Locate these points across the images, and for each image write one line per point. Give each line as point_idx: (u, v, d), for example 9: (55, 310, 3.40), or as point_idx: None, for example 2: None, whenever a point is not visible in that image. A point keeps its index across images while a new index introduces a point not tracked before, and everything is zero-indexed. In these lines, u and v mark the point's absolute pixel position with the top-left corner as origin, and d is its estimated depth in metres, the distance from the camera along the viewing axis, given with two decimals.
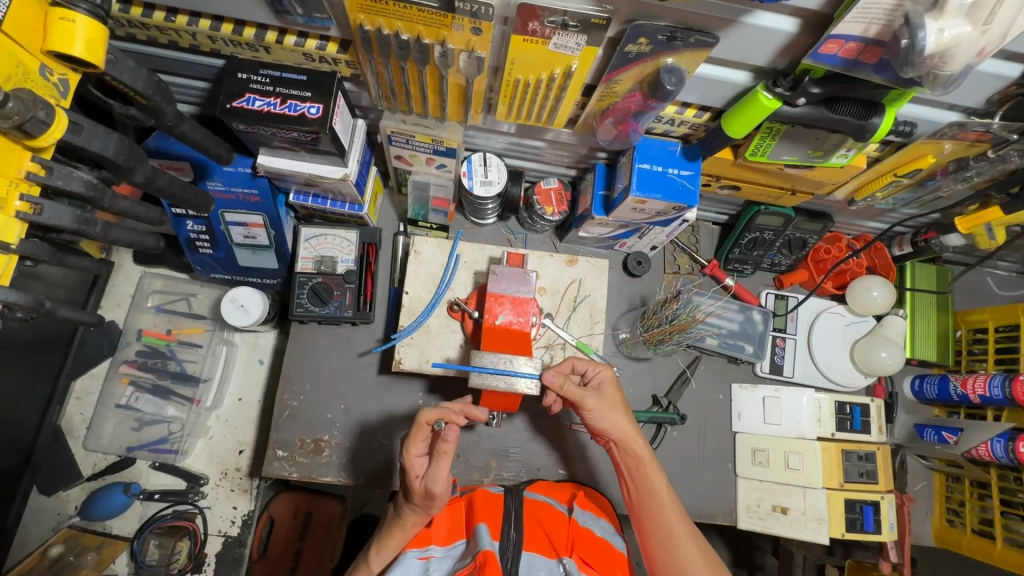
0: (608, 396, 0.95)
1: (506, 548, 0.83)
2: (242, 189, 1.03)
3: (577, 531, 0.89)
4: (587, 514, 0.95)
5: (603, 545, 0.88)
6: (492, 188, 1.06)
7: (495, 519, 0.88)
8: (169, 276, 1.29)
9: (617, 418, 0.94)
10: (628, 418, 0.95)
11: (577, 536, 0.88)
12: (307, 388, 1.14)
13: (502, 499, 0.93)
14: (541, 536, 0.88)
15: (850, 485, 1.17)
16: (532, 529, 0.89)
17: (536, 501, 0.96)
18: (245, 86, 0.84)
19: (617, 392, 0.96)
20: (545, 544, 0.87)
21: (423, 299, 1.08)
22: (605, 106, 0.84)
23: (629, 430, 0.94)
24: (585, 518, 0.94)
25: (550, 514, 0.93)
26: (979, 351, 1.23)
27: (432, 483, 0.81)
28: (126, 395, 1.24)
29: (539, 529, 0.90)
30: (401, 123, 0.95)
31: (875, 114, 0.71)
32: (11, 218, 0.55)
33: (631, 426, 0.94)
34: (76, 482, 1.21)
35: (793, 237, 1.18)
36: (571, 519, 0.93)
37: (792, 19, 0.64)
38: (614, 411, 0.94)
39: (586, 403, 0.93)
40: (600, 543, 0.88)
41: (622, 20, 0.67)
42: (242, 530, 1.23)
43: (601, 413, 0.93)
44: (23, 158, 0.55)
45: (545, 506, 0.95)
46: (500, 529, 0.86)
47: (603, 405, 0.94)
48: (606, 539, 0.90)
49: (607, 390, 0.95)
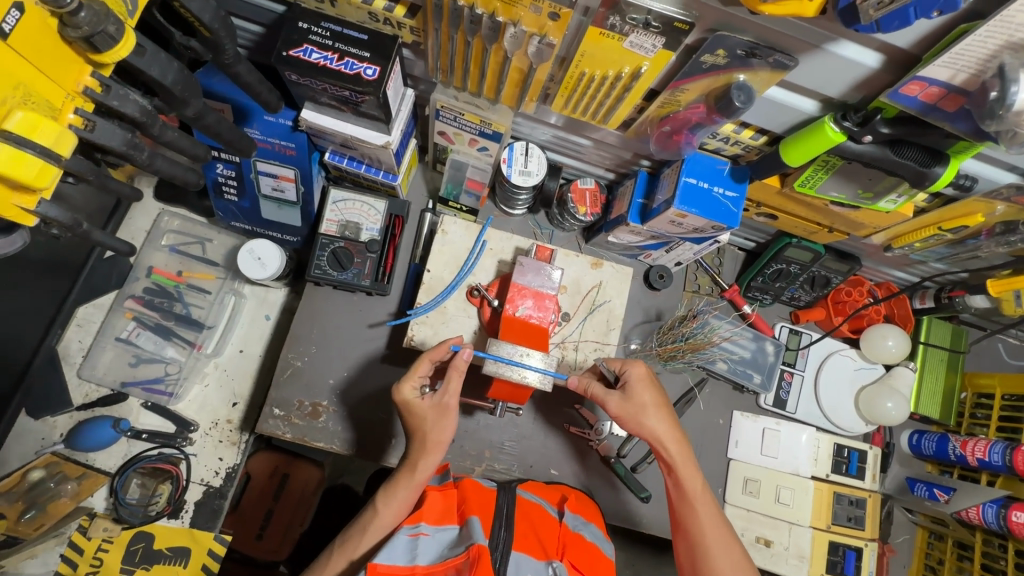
0: (650, 402, 0.93)
1: (496, 546, 0.84)
2: (279, 141, 1.00)
3: (568, 536, 0.90)
4: (577, 518, 0.96)
5: (591, 550, 0.90)
6: (530, 179, 1.06)
7: (486, 513, 0.89)
8: (187, 217, 1.28)
9: (658, 422, 0.93)
10: (669, 419, 0.94)
11: (567, 540, 0.89)
12: (313, 351, 1.13)
13: (495, 495, 0.94)
14: (532, 537, 0.88)
15: (837, 527, 1.18)
16: (523, 527, 0.89)
17: (528, 500, 0.96)
18: (305, 36, 0.82)
19: (651, 389, 0.94)
20: (536, 545, 0.87)
21: (444, 279, 1.07)
22: (665, 113, 0.83)
23: (666, 433, 0.93)
24: (575, 523, 0.94)
25: (543, 518, 0.93)
26: (982, 416, 1.23)
27: (446, 395, 0.92)
28: (128, 329, 1.23)
29: (531, 528, 0.90)
30: (454, 99, 0.93)
31: (939, 164, 0.71)
32: (66, 130, 0.53)
33: (663, 425, 0.93)
34: (65, 409, 1.19)
35: (817, 274, 1.19)
36: (562, 522, 0.93)
37: (877, 55, 0.62)
38: (644, 412, 0.93)
39: (620, 408, 0.94)
40: (589, 549, 0.90)
41: (704, 29, 0.66)
42: (224, 482, 1.22)
43: (631, 417, 0.93)
44: (82, 72, 0.54)
45: (537, 507, 0.94)
46: (491, 526, 0.86)
47: (631, 407, 0.93)
48: (595, 545, 0.91)
49: (653, 395, 0.94)
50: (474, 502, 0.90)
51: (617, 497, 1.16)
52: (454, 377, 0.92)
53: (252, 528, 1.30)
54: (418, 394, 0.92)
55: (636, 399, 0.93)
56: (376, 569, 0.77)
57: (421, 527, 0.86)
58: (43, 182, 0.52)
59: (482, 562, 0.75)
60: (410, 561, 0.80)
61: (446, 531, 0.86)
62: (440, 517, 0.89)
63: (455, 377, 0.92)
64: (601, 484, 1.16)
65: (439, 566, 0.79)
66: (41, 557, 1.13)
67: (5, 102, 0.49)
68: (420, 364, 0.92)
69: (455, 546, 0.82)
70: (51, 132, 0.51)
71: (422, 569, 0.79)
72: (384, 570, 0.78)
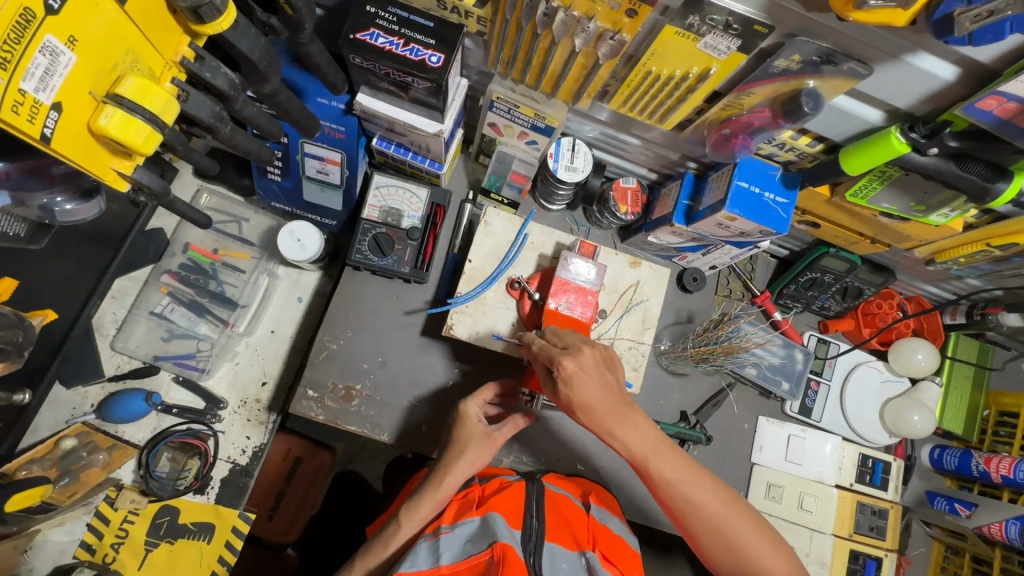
0: (581, 387, 0.80)
1: (529, 536, 0.83)
2: (331, 124, 1.01)
3: (596, 527, 0.91)
4: (603, 511, 0.97)
5: (619, 542, 0.91)
6: (576, 175, 1.06)
7: (514, 508, 0.88)
8: (224, 195, 1.28)
9: (604, 410, 0.81)
10: (605, 395, 0.81)
11: (597, 532, 0.90)
12: (348, 335, 1.14)
13: (523, 484, 0.94)
14: (563, 528, 0.88)
15: (858, 536, 1.19)
16: (553, 520, 0.89)
17: (555, 492, 0.96)
18: (371, 20, 0.83)
19: (587, 370, 0.80)
20: (567, 536, 0.87)
21: (485, 270, 1.07)
22: (726, 116, 0.84)
23: (605, 415, 0.81)
24: (601, 515, 0.96)
25: (571, 509, 0.93)
26: (1005, 434, 1.23)
27: (499, 429, 0.95)
28: (162, 304, 1.23)
29: (561, 520, 0.90)
30: (510, 91, 0.94)
31: (1002, 180, 0.72)
32: (172, 102, 0.57)
33: (616, 407, 0.81)
34: (96, 380, 1.19)
35: (850, 285, 1.21)
36: (589, 515, 0.94)
37: (954, 68, 0.63)
38: (591, 400, 0.80)
39: (558, 398, 0.83)
40: (617, 540, 0.91)
41: (783, 33, 0.66)
42: (251, 461, 1.22)
43: (581, 411, 0.81)
44: (181, 42, 0.58)
45: (565, 499, 0.95)
46: (520, 518, 0.86)
47: (577, 399, 0.81)
48: (621, 538, 0.93)
49: (582, 377, 0.80)
50: (501, 498, 0.90)
51: (641, 496, 1.16)
52: (510, 426, 0.95)
53: (263, 509, 1.32)
54: (479, 412, 0.97)
55: (568, 389, 0.80)
56: None
57: (441, 528, 0.87)
58: (149, 147, 0.55)
59: (508, 561, 0.75)
60: (433, 563, 0.80)
61: (466, 525, 0.85)
62: (457, 515, 0.89)
63: (510, 424, 0.95)
64: (627, 484, 1.16)
65: (464, 563, 0.79)
66: (68, 525, 1.13)
67: (117, 69, 0.53)
68: (486, 390, 0.98)
69: (476, 541, 0.82)
70: (162, 102, 0.55)
71: (448, 570, 0.79)
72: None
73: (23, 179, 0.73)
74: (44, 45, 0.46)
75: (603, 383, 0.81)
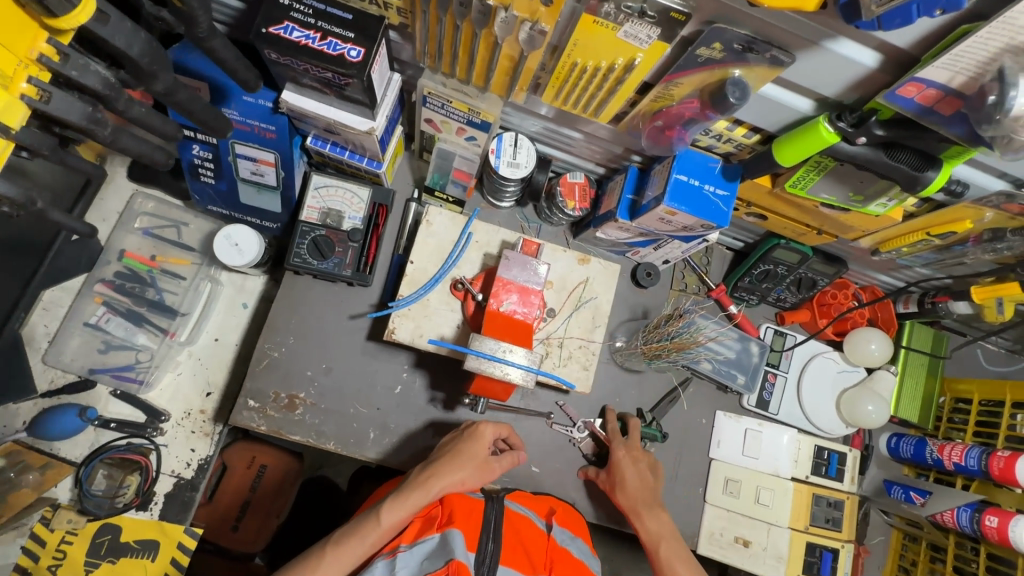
0: (628, 472, 1.05)
1: (483, 560, 0.81)
2: (259, 123, 0.96)
3: (555, 551, 0.88)
4: (564, 532, 0.93)
5: (578, 567, 0.87)
6: (519, 171, 1.03)
7: (472, 526, 0.84)
8: (162, 200, 1.24)
9: (637, 495, 1.03)
10: (654, 498, 1.03)
11: (555, 556, 0.87)
12: (291, 342, 1.10)
13: (483, 505, 0.90)
14: (520, 551, 0.85)
15: (814, 528, 1.19)
16: (511, 540, 0.86)
17: (516, 511, 0.92)
18: (286, 13, 0.78)
19: (635, 467, 1.05)
20: (523, 559, 0.84)
21: (427, 271, 1.04)
22: (658, 107, 0.81)
23: (642, 500, 1.02)
24: (563, 537, 0.92)
25: (530, 530, 0.89)
26: (960, 420, 1.24)
27: (502, 460, 0.98)
28: (97, 314, 1.18)
29: (518, 540, 0.86)
30: (441, 85, 0.90)
31: (931, 168, 0.70)
32: (15, 100, 0.53)
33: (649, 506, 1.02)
34: (29, 396, 1.14)
35: (804, 276, 1.19)
36: (549, 538, 0.90)
37: (875, 53, 0.61)
38: (638, 486, 1.04)
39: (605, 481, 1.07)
40: (576, 564, 0.87)
41: (701, 20, 0.64)
42: (196, 474, 1.18)
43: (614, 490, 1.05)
44: (37, 37, 0.53)
45: (525, 518, 0.91)
46: (477, 540, 0.83)
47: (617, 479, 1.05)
48: (582, 562, 0.89)
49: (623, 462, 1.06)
50: (459, 513, 0.86)
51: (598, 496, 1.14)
52: (508, 459, 0.99)
53: (228, 518, 1.28)
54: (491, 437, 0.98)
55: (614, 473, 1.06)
56: None
57: (400, 547, 0.84)
58: None
59: None
60: None
61: (425, 542, 0.82)
62: (417, 534, 0.85)
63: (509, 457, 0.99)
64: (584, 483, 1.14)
65: None
66: (2, 549, 1.09)
67: None
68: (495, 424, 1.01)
69: (432, 559, 0.79)
70: None
71: None
72: None
73: None
74: None
75: (645, 480, 1.04)
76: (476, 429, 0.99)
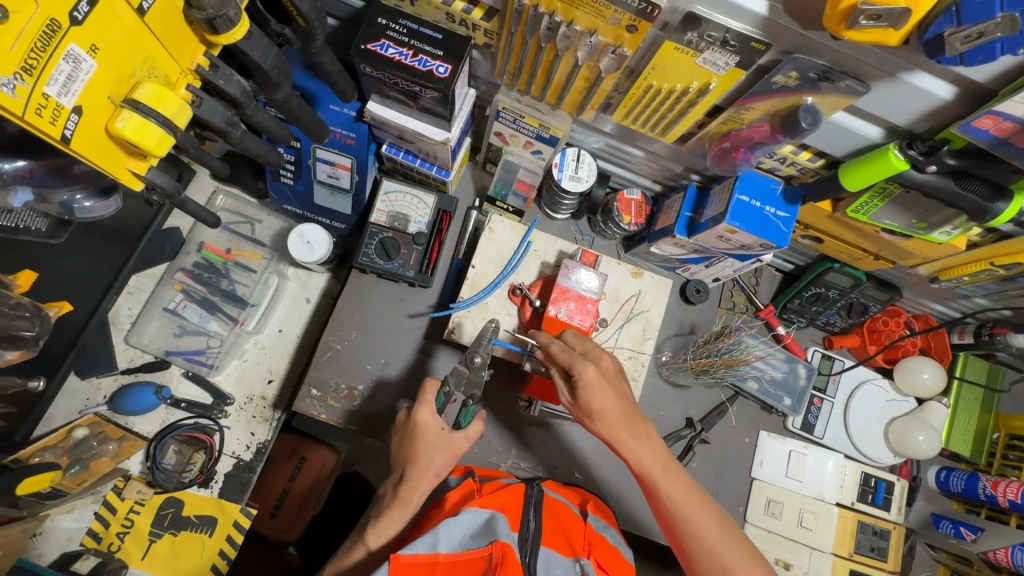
0: (594, 395, 0.86)
1: (526, 540, 0.81)
2: (342, 130, 1.03)
3: (593, 536, 0.88)
4: (599, 521, 0.95)
5: (613, 552, 0.88)
6: (580, 185, 1.07)
7: (514, 510, 0.85)
8: (239, 197, 1.33)
9: (610, 411, 0.87)
10: (628, 414, 0.87)
11: (593, 539, 0.87)
12: (353, 336, 1.16)
13: (522, 487, 0.92)
14: (559, 534, 0.85)
15: (858, 556, 1.18)
16: (550, 524, 0.86)
17: (554, 498, 0.93)
18: (383, 32, 0.86)
19: (605, 383, 0.86)
20: (563, 541, 0.84)
21: (487, 276, 1.09)
22: (727, 130, 0.85)
23: (618, 426, 0.86)
24: (598, 525, 0.93)
25: (569, 515, 0.90)
26: (1015, 458, 1.20)
27: (465, 436, 0.91)
28: (175, 301, 1.27)
29: (558, 525, 0.87)
30: (516, 102, 0.96)
31: (1002, 199, 0.72)
32: (184, 106, 0.61)
33: (627, 417, 0.87)
34: (110, 372, 1.23)
35: (855, 301, 1.20)
36: (586, 522, 0.92)
37: (951, 87, 0.64)
38: (605, 392, 0.86)
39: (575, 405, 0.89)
40: (612, 551, 0.89)
41: (780, 50, 0.67)
42: (254, 457, 1.24)
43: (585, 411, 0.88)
44: (196, 51, 0.64)
45: (564, 504, 0.92)
46: (520, 520, 0.84)
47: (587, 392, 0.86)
48: (617, 548, 0.90)
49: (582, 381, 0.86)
50: (500, 496, 0.87)
51: (637, 506, 1.15)
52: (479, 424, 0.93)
53: (266, 507, 1.33)
54: (436, 418, 0.90)
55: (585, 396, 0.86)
56: (398, 559, 0.75)
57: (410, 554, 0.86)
58: (161, 150, 0.60)
59: (508, 561, 0.74)
60: (431, 548, 0.77)
61: (470, 514, 0.82)
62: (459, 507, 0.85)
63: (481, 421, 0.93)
64: (626, 491, 1.16)
65: (463, 556, 0.77)
66: (77, 513, 1.16)
67: (135, 77, 0.57)
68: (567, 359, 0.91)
69: (478, 534, 0.80)
70: (174, 105, 0.59)
71: (445, 559, 0.77)
72: (407, 559, 0.76)
73: (46, 176, 0.78)
74: (67, 53, 0.50)
75: (614, 393, 0.87)
76: (415, 421, 0.90)
